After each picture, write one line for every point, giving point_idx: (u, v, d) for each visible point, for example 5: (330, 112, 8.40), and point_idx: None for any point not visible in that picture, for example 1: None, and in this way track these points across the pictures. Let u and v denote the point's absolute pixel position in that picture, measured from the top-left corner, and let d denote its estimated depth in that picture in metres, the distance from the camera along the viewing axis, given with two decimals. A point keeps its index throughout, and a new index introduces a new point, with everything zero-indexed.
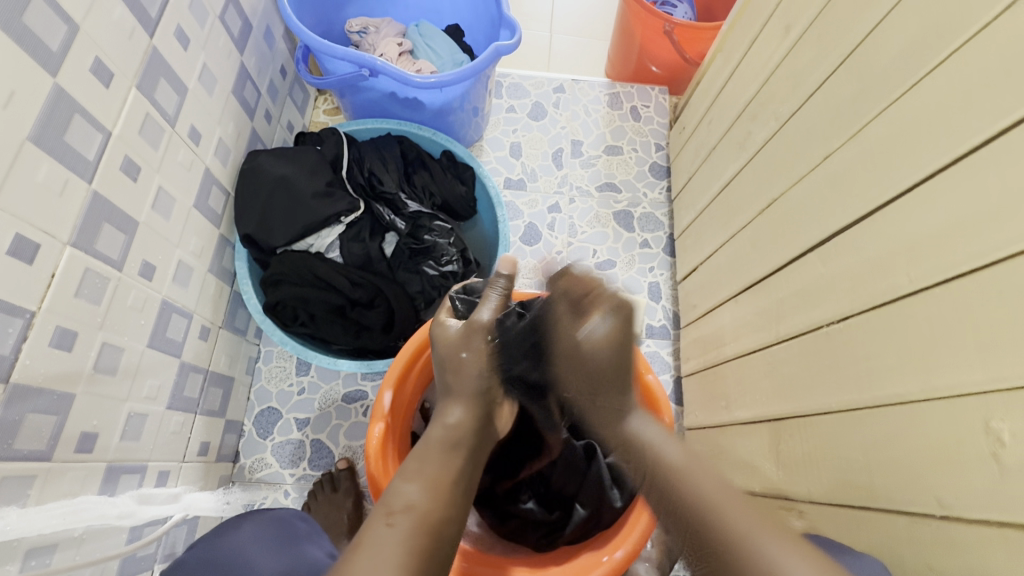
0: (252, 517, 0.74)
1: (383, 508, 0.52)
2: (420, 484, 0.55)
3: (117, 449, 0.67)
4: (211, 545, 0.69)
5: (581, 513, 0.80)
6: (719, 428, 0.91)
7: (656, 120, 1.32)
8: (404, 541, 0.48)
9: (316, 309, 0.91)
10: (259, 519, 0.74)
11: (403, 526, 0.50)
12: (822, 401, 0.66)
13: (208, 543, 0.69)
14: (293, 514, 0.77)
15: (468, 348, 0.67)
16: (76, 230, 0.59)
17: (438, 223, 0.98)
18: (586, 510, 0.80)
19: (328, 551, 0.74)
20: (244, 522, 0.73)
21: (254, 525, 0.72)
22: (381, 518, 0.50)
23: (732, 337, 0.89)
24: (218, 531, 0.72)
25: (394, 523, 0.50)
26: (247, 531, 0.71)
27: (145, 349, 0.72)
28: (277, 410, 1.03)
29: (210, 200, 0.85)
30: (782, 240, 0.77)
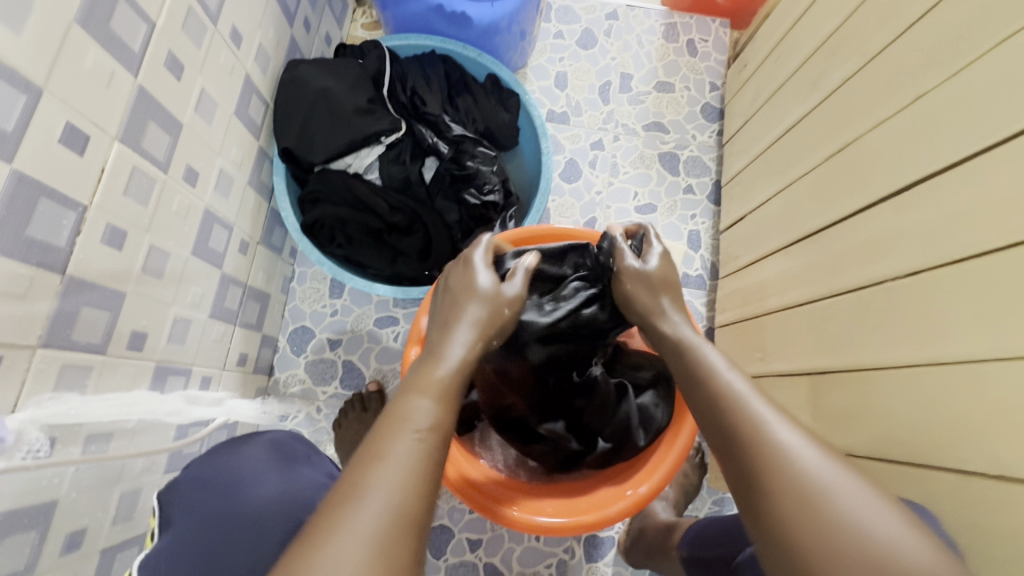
0: (254, 440, 0.70)
1: (399, 427, 0.44)
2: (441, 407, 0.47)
3: (164, 350, 0.69)
4: (204, 466, 0.66)
5: (603, 447, 0.83)
6: (750, 381, 0.88)
7: (713, 56, 1.23)
8: (422, 467, 0.43)
9: (354, 231, 0.91)
10: (259, 441, 0.71)
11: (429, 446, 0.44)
12: (873, 358, 0.63)
13: (204, 464, 0.66)
14: (293, 438, 0.74)
15: (506, 304, 0.55)
16: (123, 126, 0.57)
17: (482, 149, 0.93)
18: (609, 444, 0.82)
19: (328, 473, 0.72)
20: (245, 444, 0.69)
21: (254, 447, 0.69)
22: (396, 441, 0.43)
23: (776, 289, 0.85)
24: (220, 449, 0.69)
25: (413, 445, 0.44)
26: (248, 454, 0.68)
27: (189, 256, 0.72)
28: (311, 329, 1.05)
29: (251, 109, 0.83)
30: (845, 191, 0.72)
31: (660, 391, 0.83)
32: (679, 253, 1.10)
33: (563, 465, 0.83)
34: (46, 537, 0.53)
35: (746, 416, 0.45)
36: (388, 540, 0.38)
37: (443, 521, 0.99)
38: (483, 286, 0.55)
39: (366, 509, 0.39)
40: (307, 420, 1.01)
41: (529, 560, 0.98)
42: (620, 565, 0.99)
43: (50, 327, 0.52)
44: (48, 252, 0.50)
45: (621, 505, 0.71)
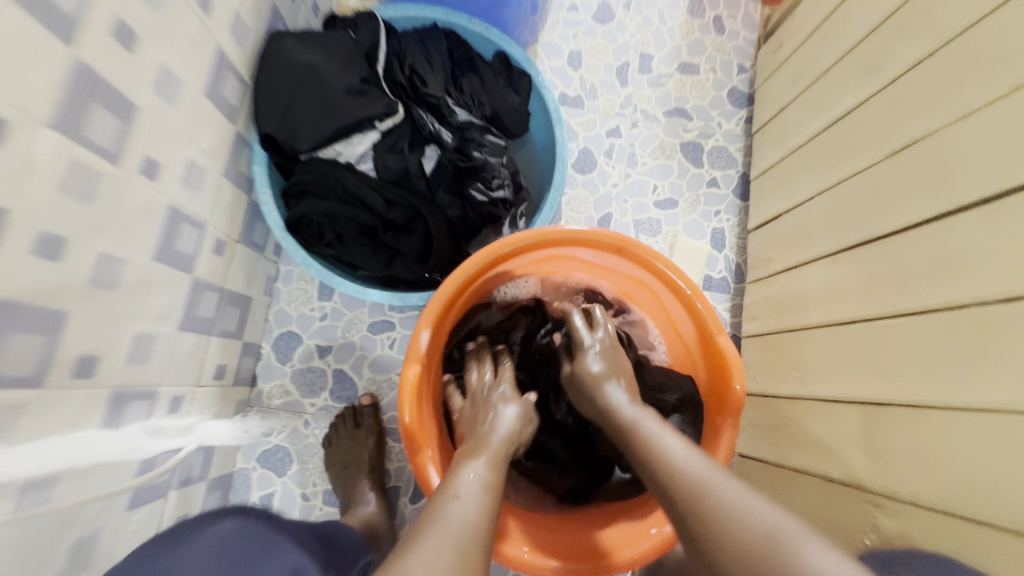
0: (197, 536, 0.55)
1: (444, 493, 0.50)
2: (478, 474, 0.53)
3: (122, 373, 0.59)
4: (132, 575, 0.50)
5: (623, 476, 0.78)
6: (784, 402, 0.79)
7: (742, 35, 1.11)
8: (477, 515, 0.48)
9: (345, 229, 0.80)
10: (203, 536, 0.55)
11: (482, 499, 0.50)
12: (947, 393, 0.54)
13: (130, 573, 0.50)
14: (241, 528, 0.59)
15: (522, 422, 0.64)
16: (58, 109, 0.46)
17: (490, 138, 0.82)
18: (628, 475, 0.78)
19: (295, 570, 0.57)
20: (184, 542, 0.54)
21: (197, 544, 0.54)
22: (445, 502, 0.49)
23: (818, 301, 0.76)
24: (150, 551, 0.53)
25: (461, 503, 0.49)
26: (190, 555, 0.52)
27: (152, 263, 0.61)
28: (298, 335, 0.95)
29: (225, 88, 0.71)
30: (912, 193, 0.62)
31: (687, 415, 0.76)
32: (701, 254, 1.01)
33: (571, 493, 0.75)
34: None
35: (689, 481, 0.50)
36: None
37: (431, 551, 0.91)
38: (507, 415, 0.63)
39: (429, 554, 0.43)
40: (294, 435, 0.92)
41: None
42: None
43: None
44: None
45: (643, 547, 0.63)
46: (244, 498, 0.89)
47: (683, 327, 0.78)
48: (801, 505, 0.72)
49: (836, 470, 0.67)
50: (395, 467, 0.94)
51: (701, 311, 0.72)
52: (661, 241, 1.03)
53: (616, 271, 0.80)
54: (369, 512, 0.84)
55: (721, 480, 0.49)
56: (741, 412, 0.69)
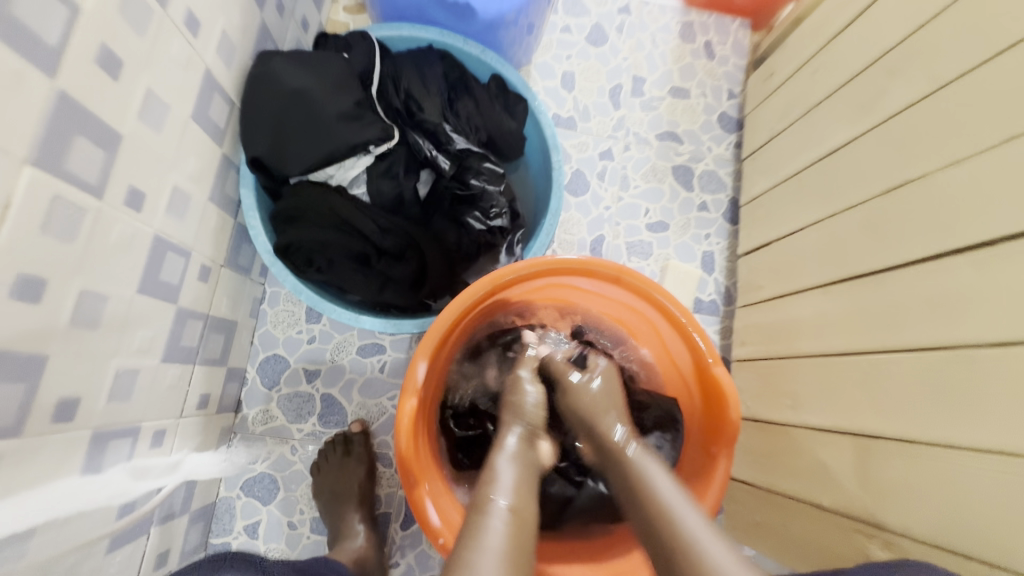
0: None
1: (482, 506, 0.52)
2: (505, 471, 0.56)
3: (103, 413, 0.56)
4: None
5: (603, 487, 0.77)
6: (778, 430, 0.79)
7: (732, 60, 1.13)
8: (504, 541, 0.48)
9: (335, 255, 0.78)
10: None
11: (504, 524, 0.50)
12: (941, 435, 0.55)
13: None
14: None
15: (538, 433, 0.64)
16: (39, 144, 0.43)
17: (488, 165, 0.81)
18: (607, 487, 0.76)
19: None
20: None
21: None
22: (482, 517, 0.50)
23: (811, 331, 0.77)
24: None
25: (496, 508, 0.51)
26: None
27: (134, 296, 0.59)
28: (284, 358, 0.92)
29: (212, 110, 0.69)
30: (906, 234, 0.64)
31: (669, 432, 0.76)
32: (693, 278, 1.01)
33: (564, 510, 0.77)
34: None
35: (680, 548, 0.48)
36: None
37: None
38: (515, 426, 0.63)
39: None
40: (280, 462, 0.89)
41: None
42: None
43: None
44: None
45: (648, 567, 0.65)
46: (227, 528, 0.87)
47: (678, 356, 0.77)
48: (792, 533, 0.73)
49: (828, 501, 0.68)
50: (387, 492, 0.92)
51: (699, 343, 0.72)
52: (653, 263, 1.04)
53: (612, 298, 0.80)
54: (359, 546, 0.82)
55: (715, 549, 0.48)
56: (735, 443, 0.68)
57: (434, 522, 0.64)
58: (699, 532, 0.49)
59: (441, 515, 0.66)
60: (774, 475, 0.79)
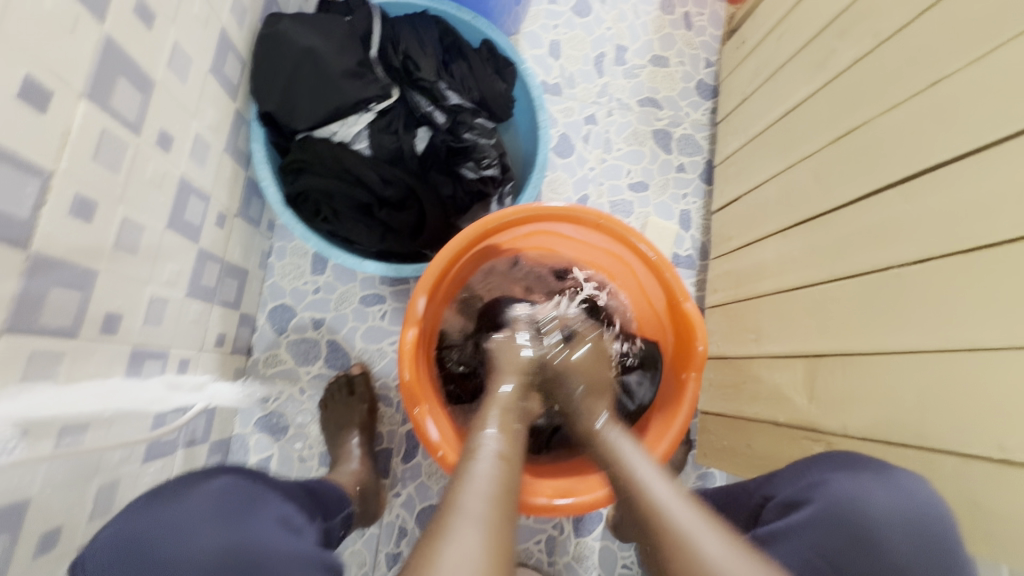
0: (200, 486, 0.54)
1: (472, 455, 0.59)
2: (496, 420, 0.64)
3: (140, 332, 0.63)
4: (136, 521, 0.50)
5: None
6: (743, 362, 0.88)
7: (709, 31, 1.20)
8: (493, 478, 0.56)
9: (340, 204, 0.85)
10: (204, 486, 0.54)
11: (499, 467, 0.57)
12: (873, 343, 0.64)
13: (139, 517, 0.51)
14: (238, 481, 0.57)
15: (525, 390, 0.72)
16: (90, 80, 0.50)
17: (480, 121, 0.88)
18: None
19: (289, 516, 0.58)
20: (194, 487, 0.54)
21: (201, 494, 0.53)
22: (472, 462, 0.57)
23: (772, 272, 0.85)
24: (165, 493, 0.53)
25: (487, 449, 0.59)
26: (187, 504, 0.52)
27: (164, 230, 0.65)
28: (292, 307, 0.99)
29: (227, 67, 0.75)
30: (849, 176, 0.72)
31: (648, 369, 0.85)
32: (670, 233, 1.09)
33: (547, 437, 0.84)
34: (17, 542, 0.48)
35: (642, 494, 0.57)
36: (492, 524, 0.50)
37: (397, 517, 0.96)
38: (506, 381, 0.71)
39: (465, 528, 0.49)
40: (290, 402, 0.97)
41: (520, 536, 0.99)
42: (607, 539, 1.01)
43: (17, 311, 0.46)
44: (11, 226, 0.44)
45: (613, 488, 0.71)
46: (242, 462, 0.94)
47: (654, 295, 0.85)
48: (753, 450, 0.82)
49: (782, 416, 0.77)
50: (389, 429, 1.00)
51: (670, 280, 0.80)
52: (633, 221, 1.12)
53: (593, 244, 0.87)
54: (353, 469, 0.89)
55: (687, 512, 0.53)
56: (703, 367, 0.77)
57: (434, 437, 0.73)
58: (662, 494, 0.55)
59: (441, 433, 0.74)
60: (738, 402, 0.88)
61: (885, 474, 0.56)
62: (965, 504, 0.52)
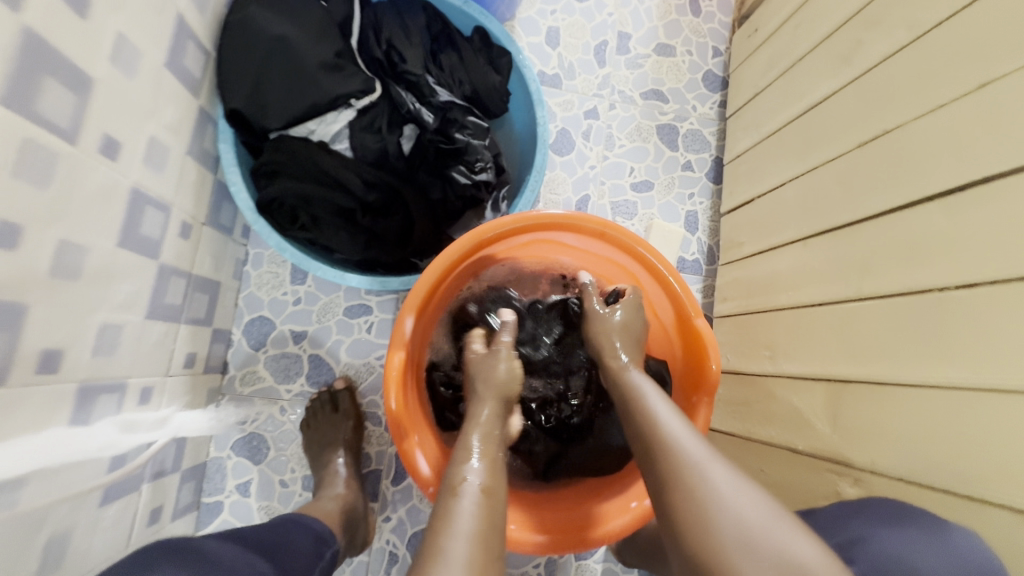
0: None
1: (454, 487, 0.54)
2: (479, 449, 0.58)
3: (89, 366, 0.56)
4: None
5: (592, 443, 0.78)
6: (755, 379, 0.82)
7: (718, 17, 1.12)
8: (476, 514, 0.51)
9: (319, 212, 0.77)
10: None
11: (482, 502, 0.52)
12: (909, 371, 0.58)
13: None
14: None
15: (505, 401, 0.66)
16: (5, 81, 0.42)
17: (472, 119, 0.80)
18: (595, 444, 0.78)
19: None
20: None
21: None
22: (453, 498, 0.52)
23: (789, 284, 0.79)
24: None
25: (467, 483, 0.54)
26: None
27: (115, 249, 0.58)
28: (270, 320, 0.92)
29: (187, 59, 0.67)
30: (881, 184, 0.65)
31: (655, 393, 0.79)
32: (676, 237, 1.02)
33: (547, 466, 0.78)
34: None
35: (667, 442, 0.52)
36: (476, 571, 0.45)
37: (387, 543, 0.91)
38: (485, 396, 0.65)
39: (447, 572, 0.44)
40: (270, 422, 0.90)
41: (517, 560, 0.94)
42: (610, 561, 0.96)
43: None
44: None
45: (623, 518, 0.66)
46: (219, 487, 0.88)
47: (662, 310, 0.79)
48: (766, 475, 0.77)
49: (801, 443, 0.71)
50: (377, 450, 0.93)
51: (680, 294, 0.73)
52: (637, 223, 1.05)
53: (597, 255, 0.80)
54: (338, 494, 0.82)
55: (717, 467, 0.49)
56: (716, 391, 0.71)
57: (424, 471, 0.66)
58: (692, 450, 0.51)
59: (432, 465, 0.68)
60: (749, 423, 0.82)
61: (938, 529, 0.49)
62: (1012, 563, 0.47)
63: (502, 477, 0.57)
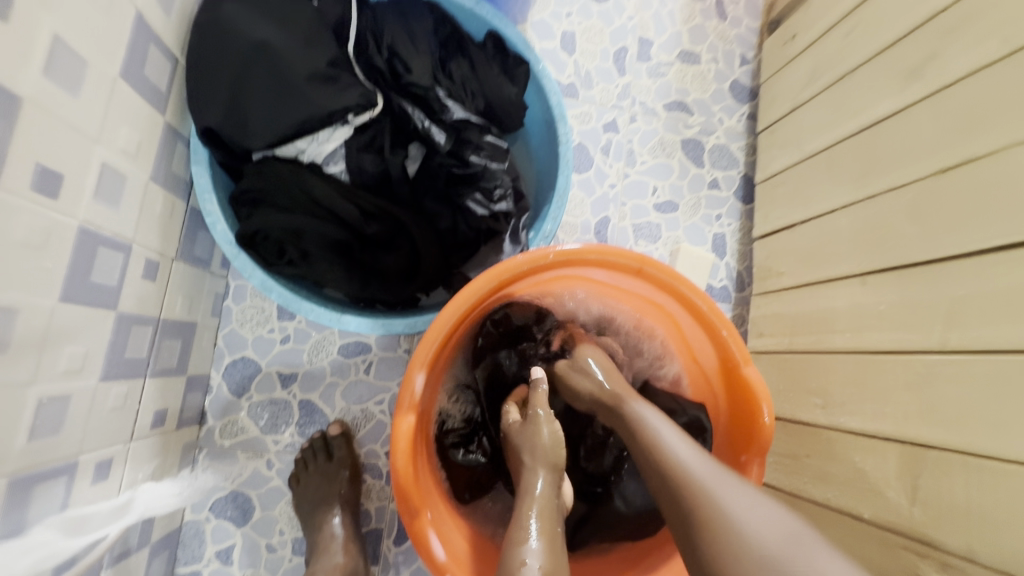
0: None
1: None
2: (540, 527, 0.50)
3: (23, 454, 0.45)
4: None
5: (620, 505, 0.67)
6: (806, 430, 0.73)
7: (745, 22, 1.03)
8: None
9: (310, 246, 0.66)
10: None
11: None
12: (1011, 445, 0.49)
13: None
14: None
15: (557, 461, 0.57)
16: None
17: (489, 139, 0.70)
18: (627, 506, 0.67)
19: None
20: None
21: None
22: None
23: (845, 325, 0.70)
24: None
25: (529, 570, 0.46)
26: None
27: (56, 305, 0.46)
28: (254, 361, 0.81)
29: (148, 68, 0.56)
30: (966, 219, 0.57)
31: (694, 442, 0.68)
32: (706, 263, 0.93)
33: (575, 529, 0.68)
34: None
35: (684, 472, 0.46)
36: None
37: None
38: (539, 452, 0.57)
39: None
40: (255, 479, 0.79)
41: None
42: None
43: None
44: None
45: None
46: (196, 556, 0.77)
47: (703, 353, 0.69)
48: None
49: (867, 511, 0.62)
50: (376, 507, 0.83)
51: (727, 341, 0.63)
52: (662, 248, 0.95)
53: (628, 290, 0.71)
54: (337, 564, 0.72)
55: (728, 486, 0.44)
56: (769, 450, 0.61)
57: (439, 557, 0.56)
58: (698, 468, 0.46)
59: (447, 547, 0.58)
60: (797, 479, 0.73)
61: None
62: None
63: (564, 559, 0.49)
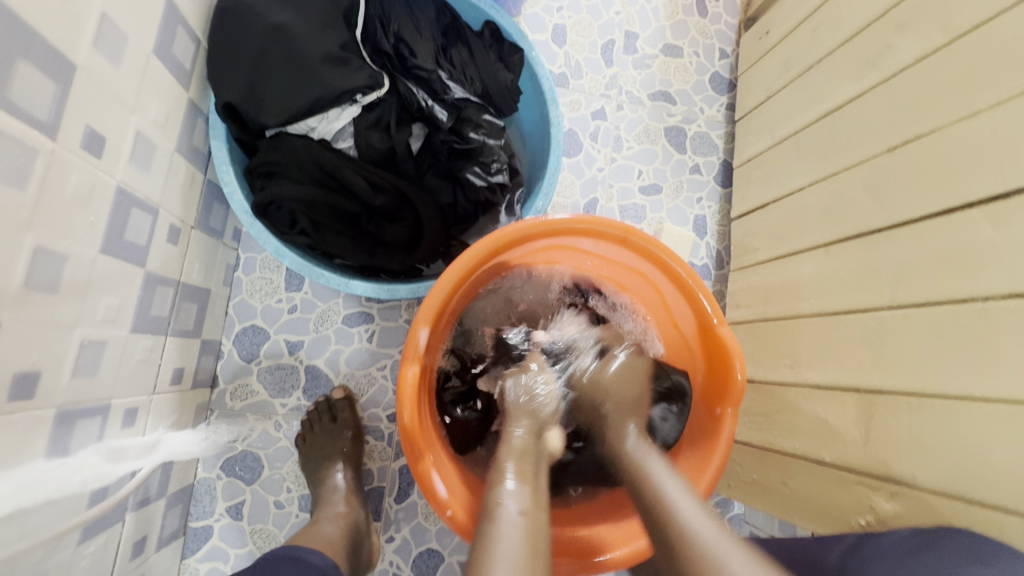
0: None
1: (491, 512, 0.53)
2: (514, 475, 0.58)
3: (68, 389, 0.50)
4: None
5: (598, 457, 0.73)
6: (776, 389, 0.80)
7: (724, 18, 1.10)
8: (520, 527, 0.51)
9: (319, 215, 0.71)
10: None
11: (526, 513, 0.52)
12: (946, 384, 0.56)
13: None
14: None
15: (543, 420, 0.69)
16: None
17: (488, 118, 0.76)
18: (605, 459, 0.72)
19: None
20: None
21: None
22: (492, 523, 0.51)
23: (811, 291, 0.77)
24: None
25: (506, 504, 0.53)
26: None
27: (97, 257, 0.51)
28: (264, 330, 0.86)
29: (175, 47, 0.61)
30: (913, 189, 0.63)
31: (675, 404, 0.73)
32: (687, 241, 0.99)
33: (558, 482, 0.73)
34: None
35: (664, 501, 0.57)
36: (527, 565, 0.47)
37: (391, 565, 0.86)
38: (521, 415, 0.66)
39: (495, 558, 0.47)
40: (265, 439, 0.84)
41: None
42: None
43: None
44: None
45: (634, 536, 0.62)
46: (208, 511, 0.81)
47: (682, 318, 0.75)
48: (791, 489, 0.74)
49: (829, 455, 0.69)
50: (378, 467, 0.88)
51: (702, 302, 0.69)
52: (646, 227, 1.02)
53: (613, 260, 0.77)
54: (338, 513, 0.75)
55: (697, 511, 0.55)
56: (741, 402, 0.67)
57: (441, 495, 0.61)
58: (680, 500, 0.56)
59: (447, 487, 0.63)
60: (768, 433, 0.80)
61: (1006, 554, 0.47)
62: None
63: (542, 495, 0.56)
